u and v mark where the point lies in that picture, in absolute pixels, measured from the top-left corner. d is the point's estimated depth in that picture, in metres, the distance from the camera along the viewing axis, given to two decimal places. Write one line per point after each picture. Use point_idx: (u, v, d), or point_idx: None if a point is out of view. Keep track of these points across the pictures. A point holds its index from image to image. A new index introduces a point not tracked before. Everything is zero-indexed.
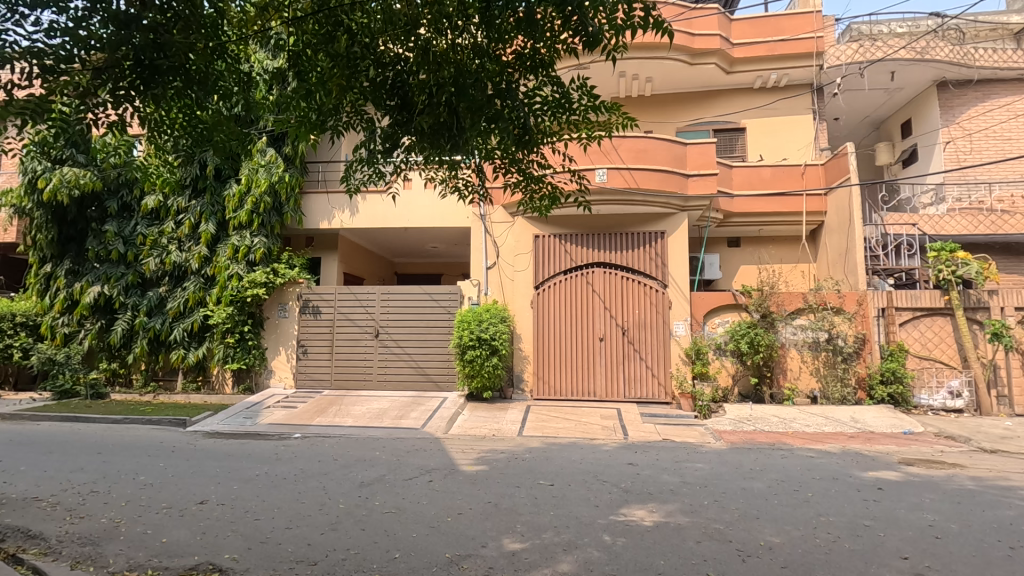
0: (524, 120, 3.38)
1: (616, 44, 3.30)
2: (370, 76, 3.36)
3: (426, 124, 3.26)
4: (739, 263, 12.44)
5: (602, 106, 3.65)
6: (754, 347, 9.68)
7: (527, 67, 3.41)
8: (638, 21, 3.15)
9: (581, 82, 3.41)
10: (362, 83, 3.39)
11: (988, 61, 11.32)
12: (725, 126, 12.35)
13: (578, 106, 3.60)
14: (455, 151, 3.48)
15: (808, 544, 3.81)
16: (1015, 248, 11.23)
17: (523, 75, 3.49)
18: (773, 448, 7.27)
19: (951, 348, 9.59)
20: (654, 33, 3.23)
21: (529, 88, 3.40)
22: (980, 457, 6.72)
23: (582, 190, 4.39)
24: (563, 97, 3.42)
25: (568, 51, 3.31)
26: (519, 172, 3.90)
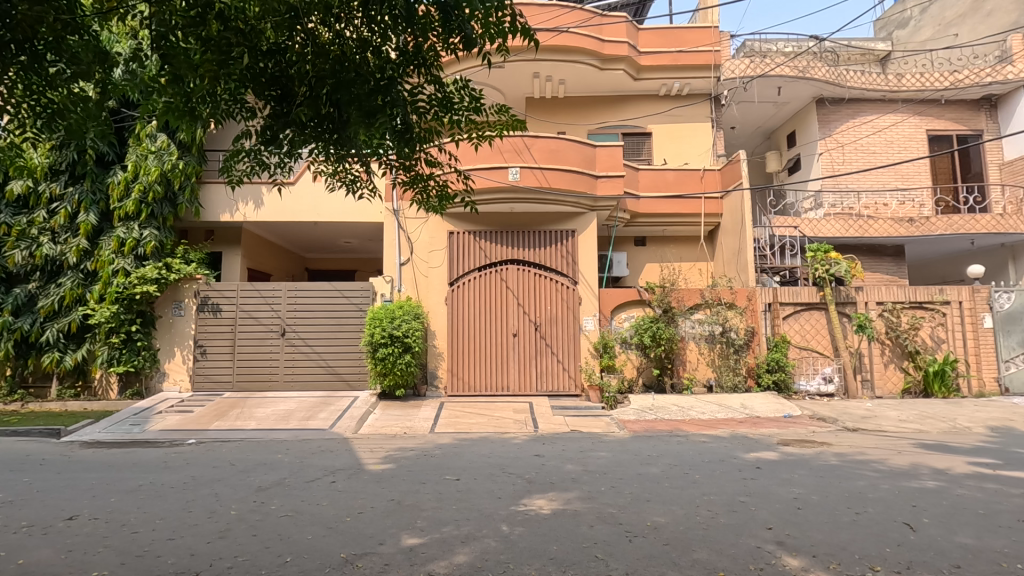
0: (404, 115, 3.41)
1: (491, 49, 3.41)
2: (241, 65, 3.14)
3: (305, 116, 3.22)
4: (645, 261, 13.12)
5: (485, 107, 3.76)
6: (656, 340, 10.26)
7: (411, 66, 3.48)
8: (509, 25, 3.30)
9: (461, 84, 3.55)
10: (239, 70, 3.17)
11: (858, 81, 12.57)
12: (633, 130, 12.97)
13: (461, 107, 3.72)
14: (343, 142, 3.49)
15: (689, 521, 4.11)
16: (878, 250, 12.69)
17: (408, 73, 3.56)
18: (670, 435, 7.77)
19: (825, 339, 10.67)
20: (526, 39, 3.38)
21: (412, 86, 3.52)
22: (844, 436, 7.55)
23: (471, 189, 4.43)
24: (445, 97, 3.56)
25: (450, 52, 3.45)
26: (407, 169, 3.91)
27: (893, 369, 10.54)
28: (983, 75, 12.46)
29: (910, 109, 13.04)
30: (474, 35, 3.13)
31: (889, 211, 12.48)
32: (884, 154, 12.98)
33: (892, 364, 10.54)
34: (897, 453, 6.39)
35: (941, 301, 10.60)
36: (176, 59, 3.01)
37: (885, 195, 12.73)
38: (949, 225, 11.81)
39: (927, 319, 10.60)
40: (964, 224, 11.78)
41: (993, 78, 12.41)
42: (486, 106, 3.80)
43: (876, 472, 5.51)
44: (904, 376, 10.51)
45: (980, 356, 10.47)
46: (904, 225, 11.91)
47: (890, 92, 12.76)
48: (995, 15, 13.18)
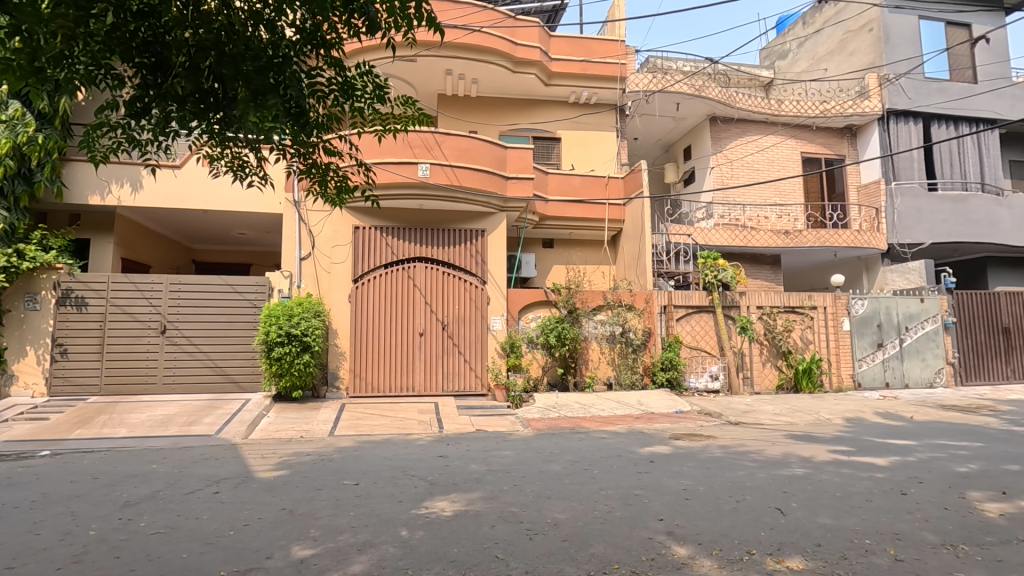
0: (300, 100, 3.15)
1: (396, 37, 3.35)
2: (103, 25, 2.74)
3: (181, 87, 2.88)
4: (552, 262, 13.44)
5: (389, 96, 3.70)
6: (561, 340, 10.52)
7: (309, 45, 3.31)
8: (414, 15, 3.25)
9: (364, 70, 3.47)
10: (98, 29, 2.75)
11: (745, 104, 13.70)
12: (543, 134, 13.23)
13: (364, 94, 3.63)
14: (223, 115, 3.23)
15: (588, 517, 4.23)
16: (759, 258, 13.92)
17: (307, 53, 3.40)
18: (572, 432, 8.00)
19: (713, 339, 11.51)
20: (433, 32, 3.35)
21: (310, 67, 3.34)
22: (728, 429, 8.18)
23: (372, 184, 4.23)
24: (346, 82, 3.42)
25: (353, 35, 3.32)
26: (304, 157, 3.70)
27: (769, 366, 11.60)
28: (846, 107, 14.09)
29: (788, 132, 14.43)
30: (378, 18, 3.03)
31: (769, 224, 13.86)
32: (765, 172, 14.26)
33: (769, 362, 11.61)
34: (771, 444, 7.02)
35: (810, 306, 11.82)
36: (17, 9, 2.46)
37: (766, 209, 14.02)
38: (817, 238, 13.19)
39: (798, 322, 11.78)
40: (829, 238, 13.23)
41: (854, 110, 14.07)
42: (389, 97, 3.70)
43: (753, 462, 6.02)
44: (778, 373, 11.61)
45: (839, 355, 11.83)
46: (781, 237, 13.14)
47: (772, 116, 14.02)
48: (857, 55, 14.94)
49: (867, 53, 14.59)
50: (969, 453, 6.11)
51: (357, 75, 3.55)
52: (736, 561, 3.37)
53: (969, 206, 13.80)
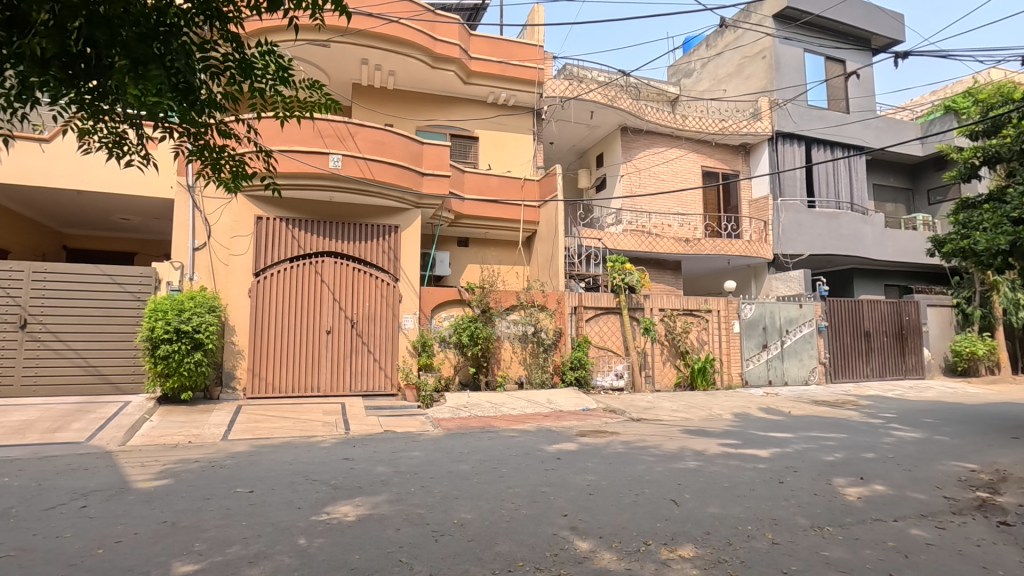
0: (190, 76, 2.89)
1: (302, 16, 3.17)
2: None
3: (42, 48, 2.50)
4: (466, 261, 13.41)
5: (293, 78, 3.50)
6: (473, 339, 10.52)
7: (202, 16, 3.07)
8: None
9: (264, 47, 3.25)
10: None
11: (654, 117, 14.45)
12: (461, 132, 13.16)
13: (264, 75, 3.40)
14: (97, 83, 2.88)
15: (495, 515, 4.24)
16: (662, 263, 14.75)
17: (199, 24, 3.13)
18: (482, 431, 8.02)
19: (619, 340, 12.02)
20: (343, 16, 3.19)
21: (202, 39, 3.07)
22: (630, 425, 8.58)
23: (274, 172, 3.94)
24: (243, 59, 3.18)
25: (252, 8, 3.10)
26: (194, 138, 3.38)
27: (669, 365, 12.32)
28: (741, 126, 15.30)
29: (691, 146, 15.39)
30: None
31: (672, 231, 14.70)
32: (669, 182, 15.12)
33: (668, 362, 12.33)
34: (669, 439, 7.45)
35: (705, 309, 12.68)
36: None
37: (669, 217, 14.88)
38: (714, 246, 14.18)
39: (696, 324, 12.60)
40: (724, 247, 14.28)
41: (747, 130, 15.31)
42: (295, 80, 3.51)
43: (652, 456, 6.34)
44: (676, 371, 12.36)
45: (730, 356, 12.79)
46: (682, 244, 14.00)
47: (677, 130, 14.88)
48: (752, 79, 16.25)
49: (760, 78, 15.93)
50: (834, 444, 6.83)
51: (258, 54, 3.34)
52: (633, 552, 3.52)
53: (840, 222, 15.47)
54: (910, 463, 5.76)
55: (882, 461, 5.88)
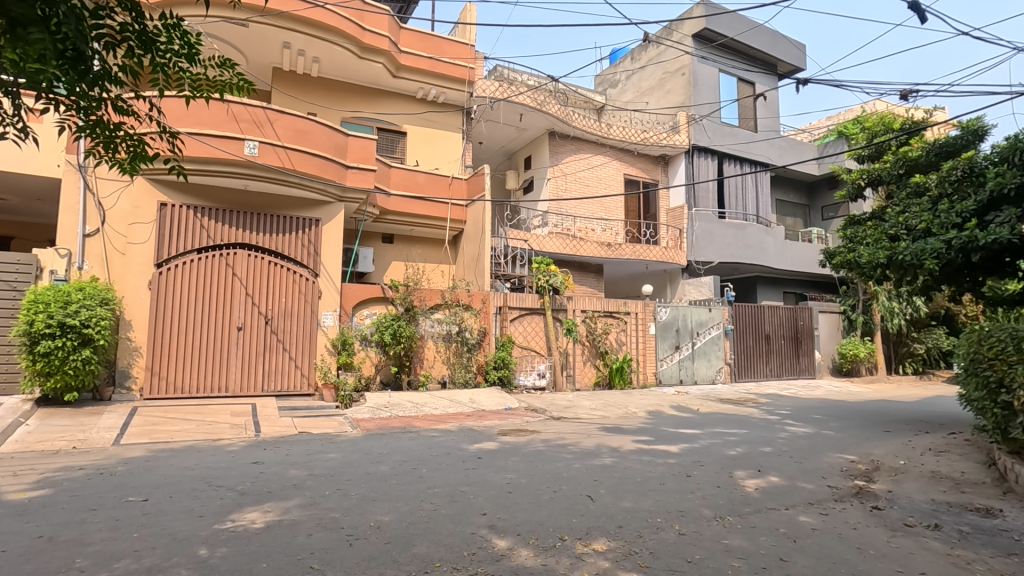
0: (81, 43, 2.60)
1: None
2: None
3: None
4: (390, 258, 13.13)
5: (202, 54, 3.24)
6: (396, 338, 10.32)
7: None
8: None
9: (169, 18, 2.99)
10: None
11: (580, 123, 14.86)
12: (388, 126, 12.87)
13: (168, 49, 3.13)
14: None
15: (413, 517, 4.17)
16: (585, 267, 15.19)
17: None
18: (403, 431, 7.88)
19: (542, 340, 12.23)
20: None
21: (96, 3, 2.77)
22: (551, 424, 8.75)
23: (177, 154, 3.63)
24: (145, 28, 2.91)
25: None
26: (82, 111, 3.04)
27: (588, 365, 12.68)
28: (662, 138, 16.03)
29: (614, 154, 15.94)
30: None
31: (595, 235, 15.17)
32: (594, 188, 15.58)
33: (589, 362, 12.69)
34: (587, 436, 7.67)
35: (625, 311, 13.20)
36: None
37: (592, 222, 15.35)
38: (633, 252, 14.78)
39: (615, 325, 13.09)
40: (643, 252, 14.93)
41: (667, 142, 16.08)
42: (203, 57, 3.26)
43: (570, 454, 6.51)
44: (596, 371, 12.76)
45: (646, 356, 13.37)
46: (604, 248, 14.48)
47: (602, 137, 15.38)
48: (672, 94, 17.10)
49: (679, 94, 16.81)
50: (736, 439, 7.33)
51: (161, 26, 3.07)
52: (549, 548, 3.59)
53: (746, 233, 16.61)
54: (801, 456, 6.29)
55: (777, 454, 6.38)
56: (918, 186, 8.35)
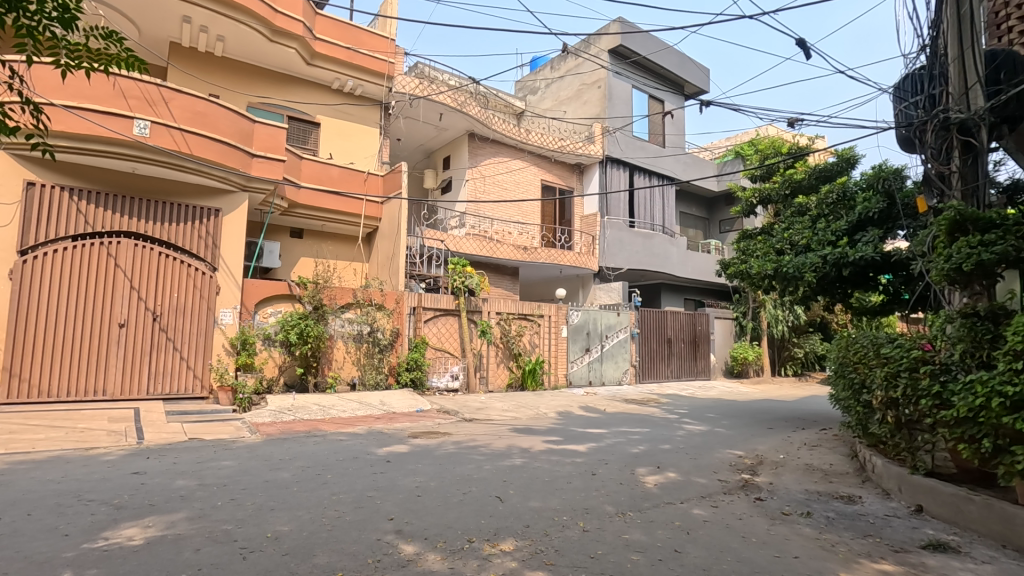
0: None
1: None
2: None
3: None
4: (299, 254, 12.51)
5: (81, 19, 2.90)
6: (302, 337, 9.85)
7: None
8: None
9: None
10: None
11: (500, 127, 15.00)
12: (299, 115, 12.25)
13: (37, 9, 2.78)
14: None
15: (314, 525, 3.99)
16: (501, 269, 15.34)
17: None
18: (307, 436, 7.51)
19: (456, 341, 12.15)
20: None
21: None
22: (463, 425, 8.73)
23: (47, 129, 3.21)
24: None
25: None
26: None
27: (502, 367, 12.79)
28: (578, 147, 16.57)
29: (533, 160, 16.21)
30: None
31: (511, 238, 15.39)
32: (511, 192, 15.78)
33: (502, 363, 12.80)
34: (498, 438, 7.73)
35: (538, 314, 13.47)
36: None
37: (510, 225, 15.55)
38: (548, 256, 15.13)
39: (529, 328, 13.31)
40: (558, 257, 15.31)
41: (583, 151, 16.61)
42: (83, 26, 2.93)
43: (481, 456, 6.52)
44: (508, 373, 12.89)
45: (557, 358, 13.71)
46: (520, 252, 14.68)
47: (521, 142, 15.62)
48: (588, 105, 17.70)
49: (595, 105, 17.45)
50: (639, 437, 7.70)
51: None
52: (457, 551, 3.58)
53: (653, 242, 17.52)
54: (696, 452, 6.73)
55: (675, 451, 6.79)
56: (800, 206, 9.24)
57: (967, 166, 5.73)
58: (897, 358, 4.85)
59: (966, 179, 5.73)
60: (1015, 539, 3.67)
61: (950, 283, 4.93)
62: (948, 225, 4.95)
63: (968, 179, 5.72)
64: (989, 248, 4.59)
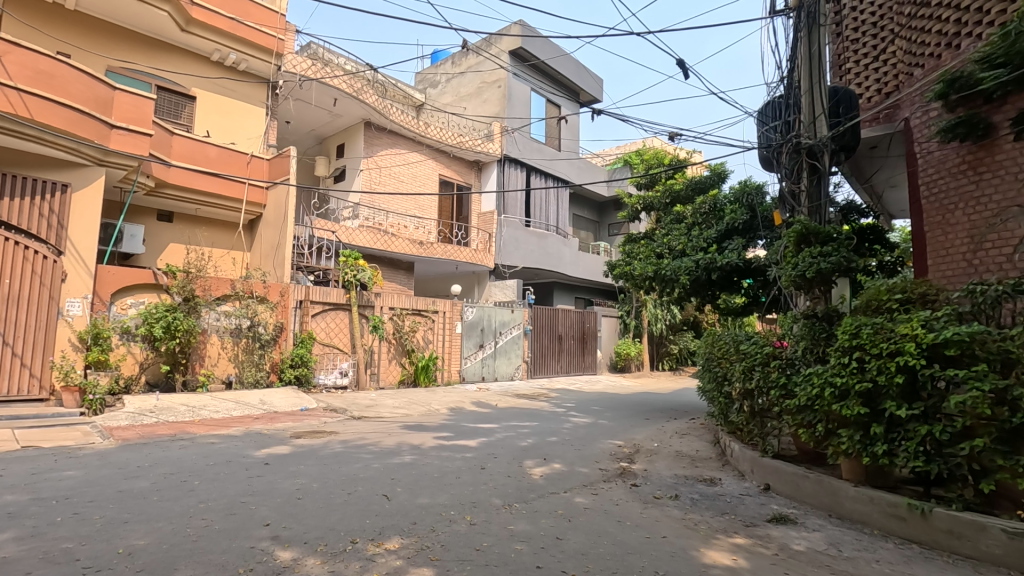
0: None
1: None
2: None
3: None
4: (167, 239, 11.34)
5: None
6: (170, 331, 8.92)
7: None
8: None
9: None
10: None
11: (398, 117, 14.66)
12: (170, 86, 11.07)
13: None
14: None
15: (176, 537, 3.64)
16: (396, 263, 14.99)
17: None
18: (172, 440, 6.82)
19: (346, 337, 11.70)
20: None
21: None
22: (350, 424, 8.42)
23: None
24: None
25: None
26: None
27: (394, 363, 12.51)
28: (476, 144, 16.62)
29: (431, 154, 16.01)
30: None
31: (407, 232, 15.10)
32: (408, 185, 15.45)
33: (394, 360, 12.52)
34: (388, 435, 7.56)
35: (432, 310, 13.34)
36: None
37: (406, 219, 15.28)
38: (445, 251, 15.04)
39: (422, 323, 13.14)
40: (454, 253, 15.26)
41: (482, 149, 16.70)
42: None
43: (368, 454, 6.33)
44: (401, 369, 12.63)
45: (451, 355, 13.68)
46: (416, 246, 14.46)
47: (419, 135, 15.35)
48: (488, 103, 17.82)
49: (495, 104, 17.63)
50: (528, 431, 7.93)
51: None
52: (338, 553, 3.46)
53: (547, 242, 18.04)
54: (581, 443, 7.07)
55: (560, 443, 7.08)
56: (678, 214, 10.07)
57: (812, 187, 6.56)
58: (753, 353, 5.46)
59: (811, 198, 6.55)
60: (839, 509, 4.27)
61: (796, 288, 5.62)
62: (796, 237, 5.64)
63: (812, 198, 6.53)
64: (826, 258, 5.32)
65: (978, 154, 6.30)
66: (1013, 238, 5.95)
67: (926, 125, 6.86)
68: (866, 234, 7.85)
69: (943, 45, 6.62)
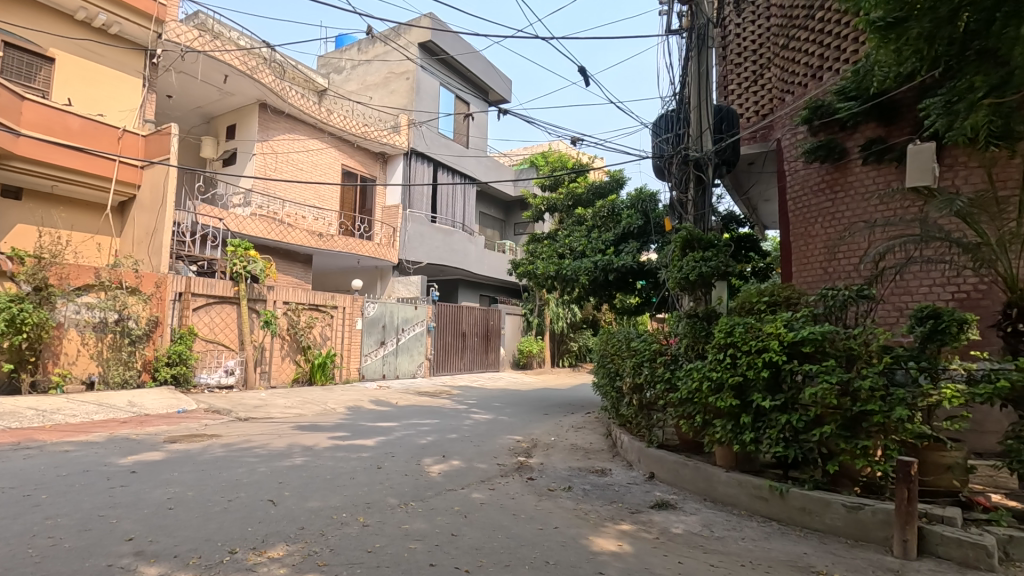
0: None
1: None
2: None
3: None
4: (15, 219, 9.89)
5: None
6: (15, 325, 7.73)
7: None
8: None
9: None
10: None
11: (297, 101, 13.86)
12: (23, 44, 9.65)
13: None
14: None
15: (14, 560, 3.18)
16: (292, 255, 14.19)
17: None
18: (14, 449, 5.93)
19: (233, 332, 10.89)
20: None
21: None
22: (235, 425, 7.85)
23: None
24: None
25: None
26: None
27: (288, 361, 11.84)
28: (382, 135, 16.16)
29: (333, 142, 15.30)
30: None
31: (306, 223, 14.30)
32: (307, 173, 14.66)
33: (288, 357, 11.86)
34: (277, 437, 7.13)
35: (331, 305, 12.80)
36: None
37: (304, 209, 14.44)
38: (346, 244, 14.46)
39: (319, 319, 12.55)
40: (355, 246, 14.72)
41: (387, 141, 16.26)
42: None
43: (254, 458, 5.92)
44: (295, 367, 11.98)
45: (349, 351, 13.21)
46: (315, 238, 13.76)
47: (320, 122, 14.62)
48: (395, 95, 17.37)
49: (402, 96, 17.23)
50: (428, 429, 7.84)
51: None
52: (214, 565, 3.20)
53: (453, 239, 17.91)
54: (480, 440, 7.12)
55: (460, 440, 7.07)
56: (579, 216, 10.47)
57: (697, 196, 7.08)
58: (642, 350, 5.81)
59: (696, 207, 7.07)
60: (712, 492, 4.66)
61: (681, 289, 6.04)
62: (682, 242, 6.07)
63: (697, 207, 7.06)
64: (707, 262, 5.79)
65: (835, 175, 7.10)
66: (858, 249, 6.80)
67: (794, 146, 7.64)
68: (742, 242, 8.64)
69: (809, 76, 7.43)
